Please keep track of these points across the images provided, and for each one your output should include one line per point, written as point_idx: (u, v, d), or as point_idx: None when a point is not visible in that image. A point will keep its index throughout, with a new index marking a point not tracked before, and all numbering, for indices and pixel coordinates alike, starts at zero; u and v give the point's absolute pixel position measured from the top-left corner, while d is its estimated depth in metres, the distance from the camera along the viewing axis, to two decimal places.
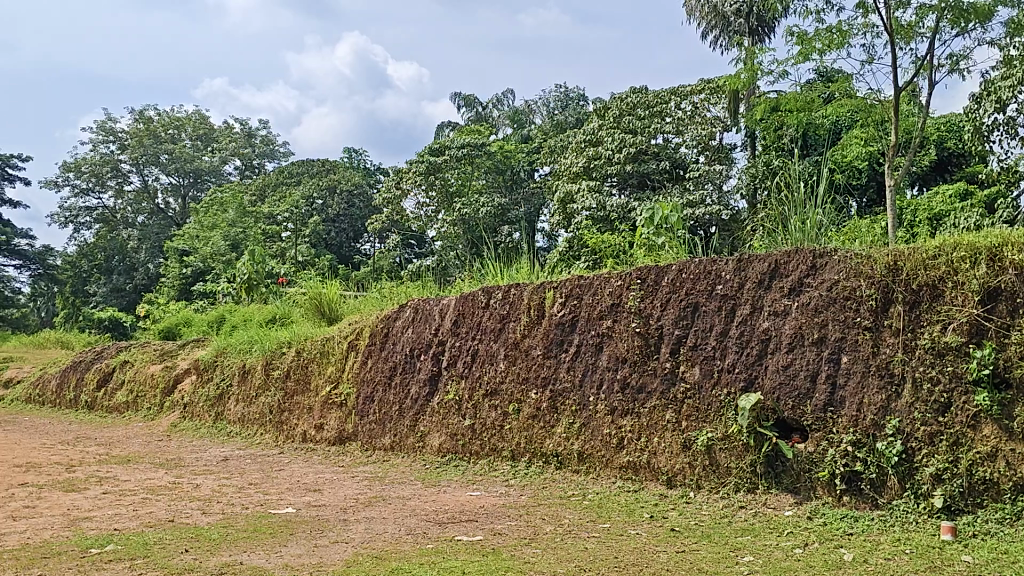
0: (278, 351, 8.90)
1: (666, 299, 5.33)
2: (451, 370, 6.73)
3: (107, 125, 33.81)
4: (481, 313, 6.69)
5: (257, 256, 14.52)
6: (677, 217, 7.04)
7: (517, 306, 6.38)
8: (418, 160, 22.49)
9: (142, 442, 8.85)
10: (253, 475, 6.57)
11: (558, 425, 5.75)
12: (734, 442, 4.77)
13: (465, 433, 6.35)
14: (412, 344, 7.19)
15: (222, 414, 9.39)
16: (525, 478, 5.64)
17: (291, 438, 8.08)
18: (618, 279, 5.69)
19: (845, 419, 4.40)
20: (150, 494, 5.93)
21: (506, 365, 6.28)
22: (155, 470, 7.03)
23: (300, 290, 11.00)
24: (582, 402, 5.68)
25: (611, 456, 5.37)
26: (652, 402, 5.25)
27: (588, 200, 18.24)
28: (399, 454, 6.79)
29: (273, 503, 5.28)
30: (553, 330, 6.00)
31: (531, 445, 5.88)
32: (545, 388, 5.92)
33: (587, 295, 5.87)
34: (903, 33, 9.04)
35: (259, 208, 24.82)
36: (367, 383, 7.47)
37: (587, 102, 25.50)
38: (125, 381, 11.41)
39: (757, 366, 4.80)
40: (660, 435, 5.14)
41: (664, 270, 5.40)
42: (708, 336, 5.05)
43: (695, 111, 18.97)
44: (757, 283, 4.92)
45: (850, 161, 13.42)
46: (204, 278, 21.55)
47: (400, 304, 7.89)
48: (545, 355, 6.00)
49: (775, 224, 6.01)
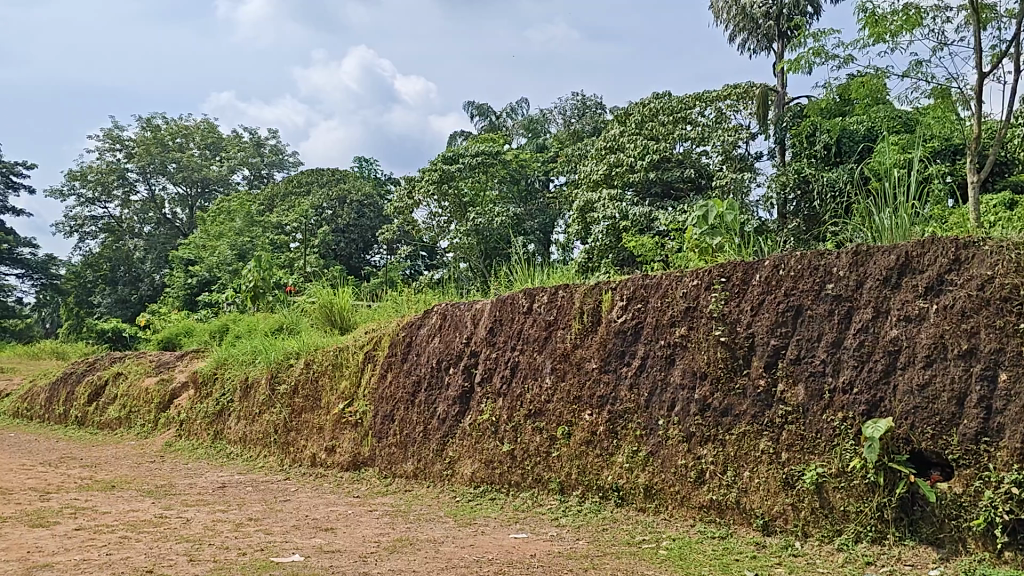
0: (285, 363, 7.94)
1: (758, 302, 4.36)
2: (486, 386, 5.78)
3: (114, 133, 33.06)
4: (522, 320, 5.74)
5: (264, 264, 13.75)
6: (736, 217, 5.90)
7: (568, 309, 5.42)
8: (430, 168, 21.52)
9: (132, 463, 7.89)
10: (255, 508, 5.61)
11: (620, 453, 4.80)
12: (855, 480, 3.81)
13: (503, 461, 5.40)
14: (440, 355, 6.25)
15: (222, 433, 8.45)
16: (578, 517, 4.68)
17: (298, 462, 7.14)
18: (694, 277, 4.72)
19: (1006, 453, 3.40)
20: (131, 531, 4.97)
21: (554, 381, 5.32)
22: (141, 499, 6.07)
23: (308, 298, 10.06)
24: (648, 426, 4.71)
25: (688, 493, 4.41)
26: (741, 427, 4.28)
27: (609, 209, 17.09)
28: (424, 483, 5.85)
29: (276, 548, 4.31)
30: (613, 340, 5.04)
31: (585, 477, 4.93)
32: (602, 408, 4.97)
33: (655, 298, 4.89)
34: (981, 15, 8.13)
35: (268, 217, 23.97)
36: (387, 401, 6.52)
37: (604, 110, 24.60)
38: (119, 396, 10.47)
39: (882, 384, 3.82)
40: (753, 470, 4.18)
41: (755, 267, 4.44)
42: (814, 346, 4.08)
43: (720, 116, 17.96)
44: (881, 281, 3.92)
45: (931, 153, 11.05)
46: (209, 288, 20.62)
47: (425, 309, 6.95)
48: (602, 369, 5.04)
49: (865, 213, 4.99)
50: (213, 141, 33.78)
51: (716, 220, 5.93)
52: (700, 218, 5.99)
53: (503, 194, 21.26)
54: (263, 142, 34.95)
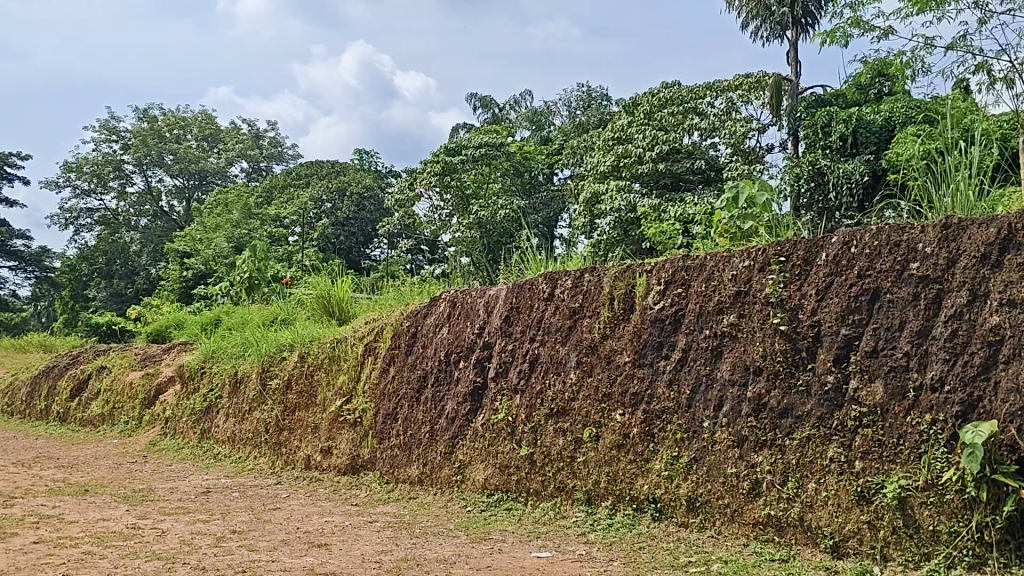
0: (278, 356, 7.32)
1: (825, 284, 3.73)
2: (500, 382, 5.16)
3: (110, 124, 32.44)
4: (542, 308, 5.10)
5: (260, 253, 13.09)
6: (769, 199, 5.23)
7: (595, 295, 4.79)
8: (432, 161, 20.82)
9: (111, 464, 7.28)
10: (240, 518, 4.99)
11: (657, 459, 4.19)
12: (948, 494, 3.20)
13: (521, 466, 4.79)
14: (448, 347, 5.63)
15: (210, 431, 7.83)
16: (609, 534, 4.09)
17: (291, 464, 6.54)
18: (744, 257, 4.09)
19: None
20: (97, 545, 4.34)
21: (579, 376, 4.71)
22: (115, 506, 5.45)
23: (305, 288, 9.44)
24: (691, 428, 4.08)
25: (740, 508, 3.80)
26: (804, 432, 3.66)
27: (617, 202, 16.37)
28: (430, 490, 5.24)
29: (259, 570, 3.68)
30: (648, 330, 4.41)
31: (616, 485, 4.32)
32: (635, 407, 4.35)
33: (698, 282, 4.26)
34: None
35: (266, 210, 23.33)
36: (389, 398, 5.90)
37: (610, 101, 24.02)
38: (102, 391, 9.84)
39: (980, 381, 3.18)
40: (820, 481, 3.57)
41: (820, 244, 3.81)
42: (896, 337, 3.45)
43: (731, 106, 17.34)
44: (978, 258, 3.28)
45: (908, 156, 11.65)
46: (205, 282, 19.95)
47: (432, 297, 6.33)
48: (635, 364, 4.42)
49: (922, 191, 4.33)
50: (211, 133, 33.14)
51: (748, 203, 5.27)
52: (730, 201, 5.31)
53: (505, 187, 20.67)
54: (262, 134, 34.32)
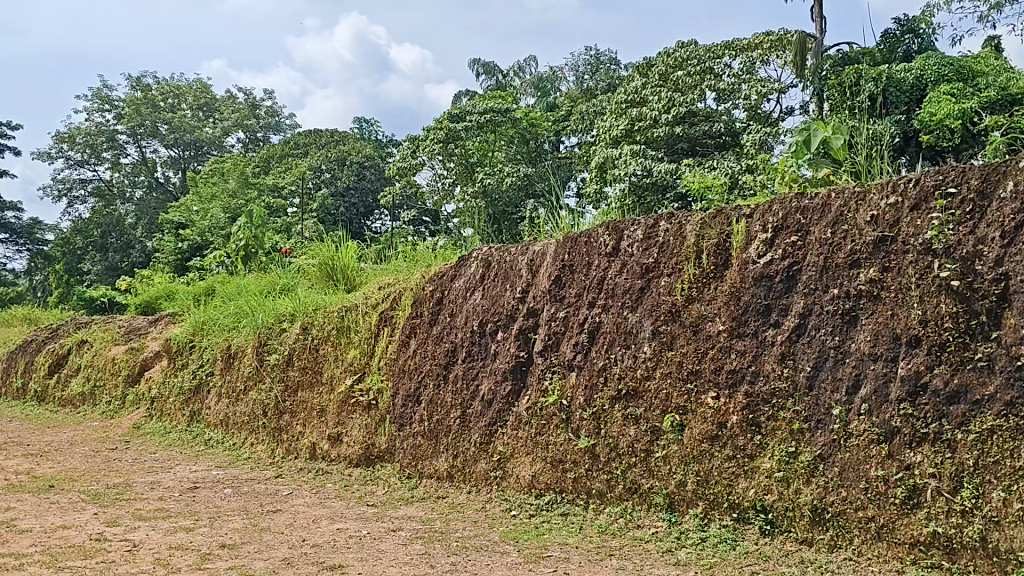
0: (276, 328, 6.38)
1: (1015, 224, 2.74)
2: (551, 358, 4.22)
3: (103, 93, 31.25)
4: (604, 266, 4.14)
5: (257, 219, 12.06)
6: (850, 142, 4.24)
7: (675, 249, 3.83)
8: (436, 127, 19.67)
9: (87, 451, 6.35)
10: (233, 525, 4.04)
11: (766, 454, 3.25)
12: None
13: (580, 462, 3.88)
14: (482, 315, 4.69)
15: (200, 414, 6.92)
16: (705, 552, 3.16)
17: (293, 453, 5.62)
18: (885, 193, 3.11)
19: None
20: (45, 568, 3.37)
21: (655, 351, 3.75)
22: (80, 508, 4.49)
23: (306, 256, 8.43)
24: (815, 416, 3.14)
25: (890, 522, 2.87)
26: (988, 422, 2.70)
27: (631, 165, 15.11)
28: (463, 487, 4.32)
29: None
30: (750, 292, 3.46)
31: (710, 488, 3.38)
32: (735, 390, 3.41)
33: (820, 227, 3.30)
34: None
35: (263, 179, 22.26)
36: (409, 375, 4.96)
37: (619, 65, 22.98)
38: (82, 368, 8.91)
39: None
40: (1011, 489, 2.62)
41: (1004, 171, 2.82)
42: None
43: (750, 66, 16.15)
44: None
45: (941, 118, 10.62)
46: (201, 253, 18.95)
47: (458, 257, 5.36)
48: (732, 335, 3.47)
49: None
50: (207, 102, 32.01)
51: (824, 146, 4.34)
52: (800, 145, 4.46)
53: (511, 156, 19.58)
54: (259, 103, 33.07)
